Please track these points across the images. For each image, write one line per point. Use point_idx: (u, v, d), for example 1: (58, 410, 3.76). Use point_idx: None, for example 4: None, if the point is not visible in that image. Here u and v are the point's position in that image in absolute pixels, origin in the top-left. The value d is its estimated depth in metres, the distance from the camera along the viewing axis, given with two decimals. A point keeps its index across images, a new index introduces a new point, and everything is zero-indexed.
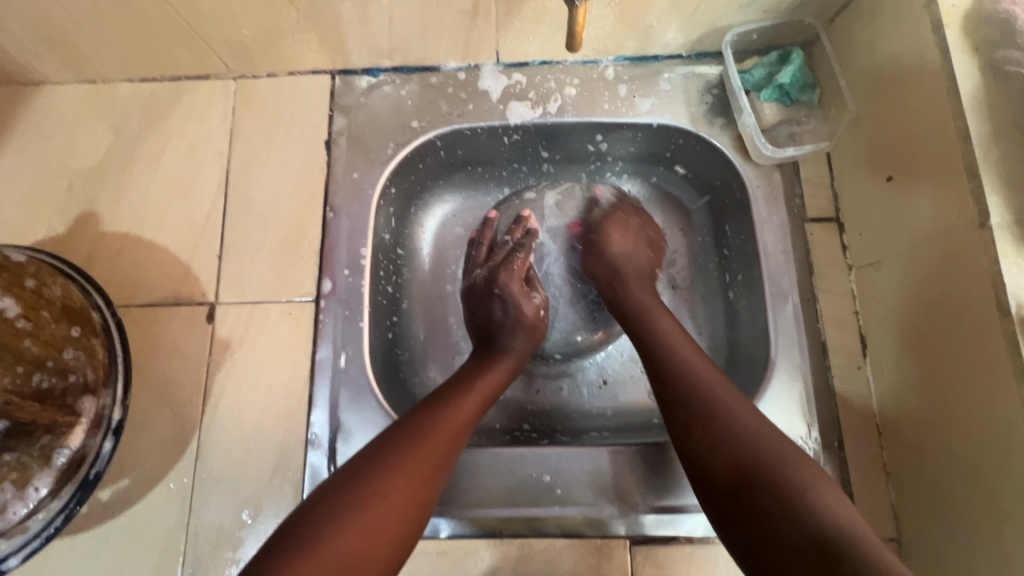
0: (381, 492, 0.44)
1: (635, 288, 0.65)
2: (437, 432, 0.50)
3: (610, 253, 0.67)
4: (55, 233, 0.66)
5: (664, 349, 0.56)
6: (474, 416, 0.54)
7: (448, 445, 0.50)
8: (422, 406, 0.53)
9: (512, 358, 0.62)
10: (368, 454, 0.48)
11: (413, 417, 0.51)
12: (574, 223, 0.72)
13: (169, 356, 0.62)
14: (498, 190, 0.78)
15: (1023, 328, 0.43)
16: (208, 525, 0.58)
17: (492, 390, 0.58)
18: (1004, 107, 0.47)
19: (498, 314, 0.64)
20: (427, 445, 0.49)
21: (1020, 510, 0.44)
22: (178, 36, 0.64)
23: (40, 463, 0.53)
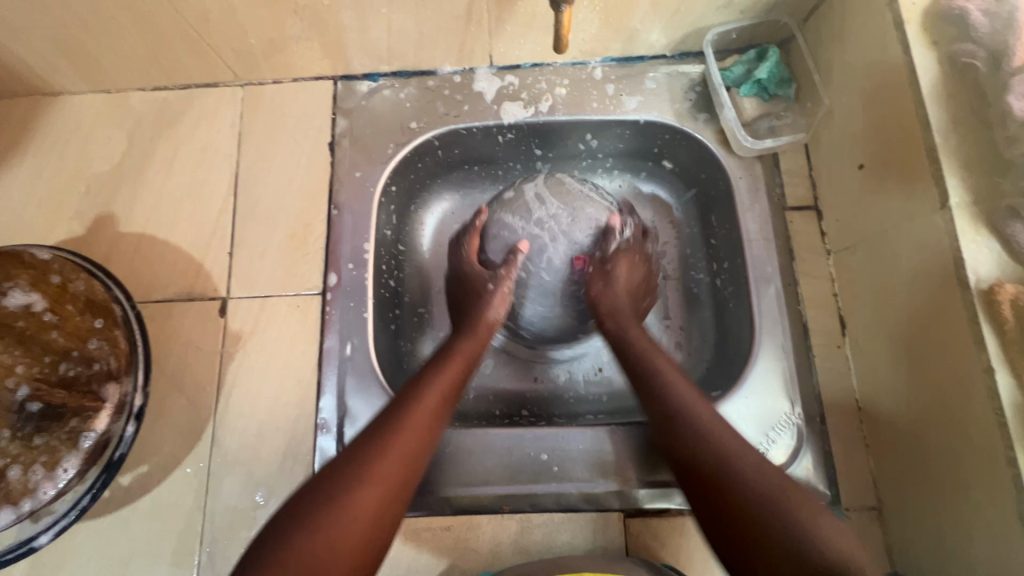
0: (355, 495, 0.46)
1: (630, 324, 0.64)
2: (399, 433, 0.51)
3: (622, 287, 0.67)
4: (74, 234, 0.70)
5: (666, 382, 0.56)
6: (438, 413, 0.55)
7: (417, 441, 0.52)
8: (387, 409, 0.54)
9: (471, 347, 0.63)
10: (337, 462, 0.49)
11: (376, 423, 0.53)
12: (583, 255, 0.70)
13: (185, 349, 0.66)
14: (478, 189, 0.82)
15: (981, 300, 0.46)
16: (225, 506, 0.61)
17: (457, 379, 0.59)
18: (961, 97, 0.51)
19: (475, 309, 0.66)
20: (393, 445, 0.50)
21: (981, 470, 0.47)
22: (190, 47, 0.68)
23: (68, 446, 0.55)
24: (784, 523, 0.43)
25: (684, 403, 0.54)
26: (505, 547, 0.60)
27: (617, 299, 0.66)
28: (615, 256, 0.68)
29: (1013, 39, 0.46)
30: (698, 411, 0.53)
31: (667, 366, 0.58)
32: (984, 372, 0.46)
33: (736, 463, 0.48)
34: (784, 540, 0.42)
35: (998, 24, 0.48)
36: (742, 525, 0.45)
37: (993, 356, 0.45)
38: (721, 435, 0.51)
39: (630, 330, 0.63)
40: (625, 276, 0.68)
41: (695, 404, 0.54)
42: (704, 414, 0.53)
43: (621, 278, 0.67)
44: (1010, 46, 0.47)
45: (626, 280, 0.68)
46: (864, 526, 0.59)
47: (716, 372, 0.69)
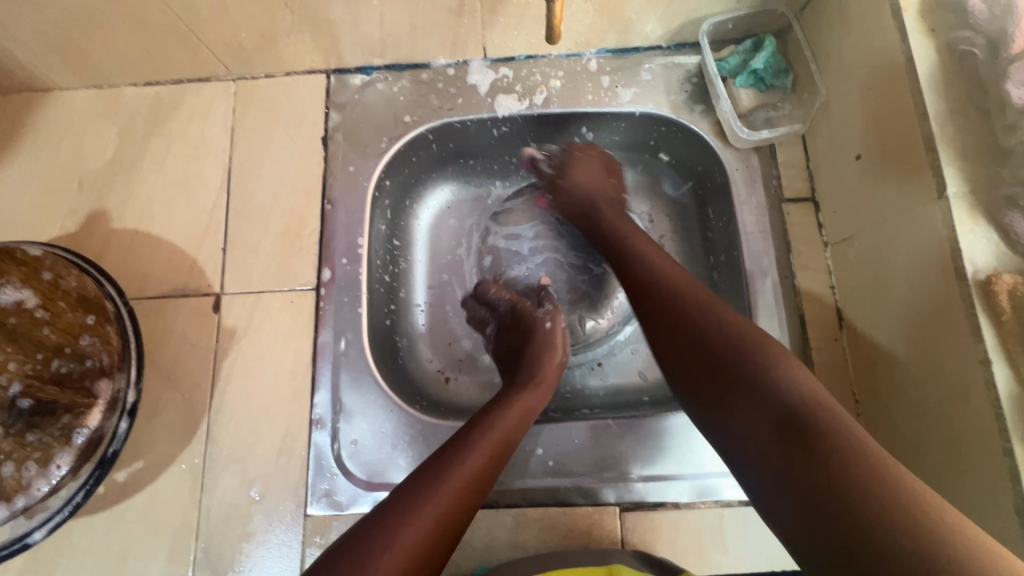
0: (418, 520, 0.44)
1: (607, 214, 0.69)
2: (439, 492, 0.46)
3: (582, 188, 0.71)
4: (68, 231, 0.70)
5: (632, 250, 0.62)
6: (483, 472, 0.50)
7: (483, 473, 0.50)
8: (453, 439, 0.52)
9: (523, 399, 0.59)
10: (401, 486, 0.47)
11: (414, 479, 0.48)
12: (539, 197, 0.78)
13: (179, 345, 0.66)
14: (473, 216, 0.81)
15: (979, 291, 0.46)
16: (220, 502, 0.61)
17: (526, 413, 0.58)
18: (959, 86, 0.50)
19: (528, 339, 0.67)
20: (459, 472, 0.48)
21: (978, 461, 0.46)
22: (181, 41, 0.67)
23: (61, 443, 0.55)
24: (814, 415, 0.41)
25: (701, 307, 0.52)
26: (500, 542, 0.59)
27: (588, 194, 0.71)
28: (565, 168, 0.73)
29: (1011, 25, 0.46)
30: (713, 311, 0.52)
31: (678, 274, 0.57)
32: (982, 364, 0.45)
33: (763, 360, 0.46)
34: (814, 430, 0.40)
35: (996, 11, 0.47)
36: (765, 419, 0.43)
37: (990, 348, 0.45)
38: (745, 335, 0.48)
39: (601, 214, 0.69)
40: (588, 172, 0.72)
41: (714, 306, 0.52)
42: (725, 316, 0.51)
43: (582, 172, 0.72)
44: (1009, 32, 0.46)
45: (592, 180, 0.72)
46: None
47: None
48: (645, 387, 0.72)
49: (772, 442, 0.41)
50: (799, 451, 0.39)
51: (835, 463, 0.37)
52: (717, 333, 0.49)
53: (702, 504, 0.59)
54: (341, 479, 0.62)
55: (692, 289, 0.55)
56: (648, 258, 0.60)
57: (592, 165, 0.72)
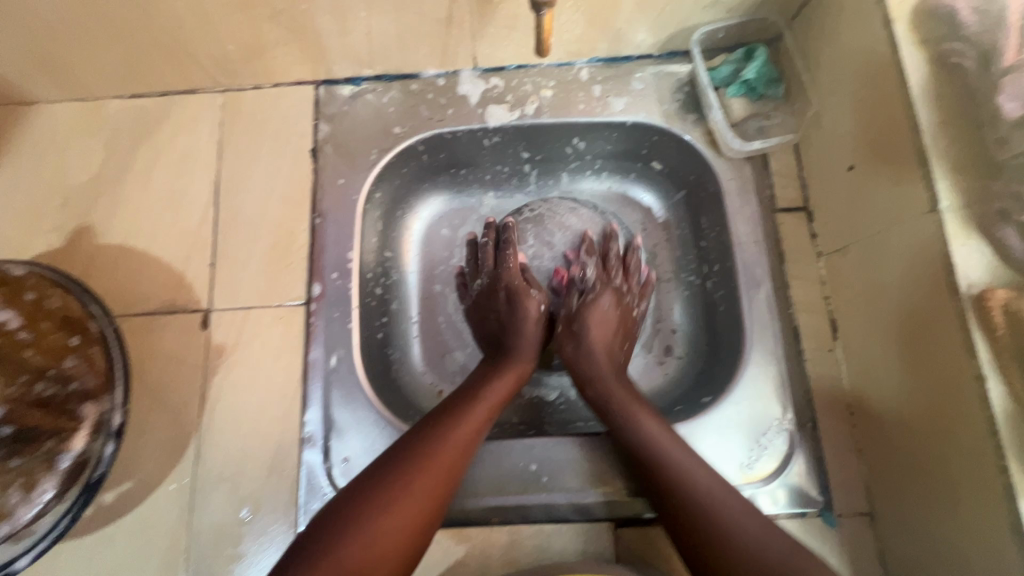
0: (398, 508, 0.49)
1: (611, 388, 0.62)
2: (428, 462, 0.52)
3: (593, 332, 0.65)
4: (53, 247, 0.69)
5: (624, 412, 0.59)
6: (469, 443, 0.55)
7: (457, 459, 0.54)
8: (425, 424, 0.56)
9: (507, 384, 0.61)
10: (378, 472, 0.51)
11: (403, 444, 0.53)
12: (558, 271, 0.73)
13: (167, 362, 0.65)
14: (472, 217, 0.81)
15: (972, 305, 0.46)
16: (210, 523, 0.60)
17: (504, 397, 0.61)
18: (951, 98, 0.50)
19: (504, 319, 0.67)
20: (434, 462, 0.52)
21: (973, 477, 0.46)
22: (166, 53, 0.66)
23: (45, 468, 0.55)
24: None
25: (712, 500, 0.51)
26: (494, 559, 0.59)
27: (592, 355, 0.64)
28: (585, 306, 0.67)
29: (1004, 37, 0.46)
30: (722, 503, 0.51)
31: (684, 454, 0.55)
32: (976, 379, 0.45)
33: (778, 564, 0.46)
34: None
35: (987, 20, 0.48)
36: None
37: (984, 363, 0.44)
38: (753, 532, 0.49)
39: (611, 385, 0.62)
40: (602, 318, 0.66)
41: (730, 502, 0.51)
42: (732, 507, 0.51)
43: (594, 327, 0.66)
44: (1000, 44, 0.46)
45: (600, 338, 0.65)
46: (858, 533, 0.58)
47: (706, 377, 0.68)
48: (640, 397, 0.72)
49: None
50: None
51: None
52: (731, 537, 0.49)
53: None
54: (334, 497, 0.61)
55: (709, 480, 0.53)
56: (637, 420, 0.58)
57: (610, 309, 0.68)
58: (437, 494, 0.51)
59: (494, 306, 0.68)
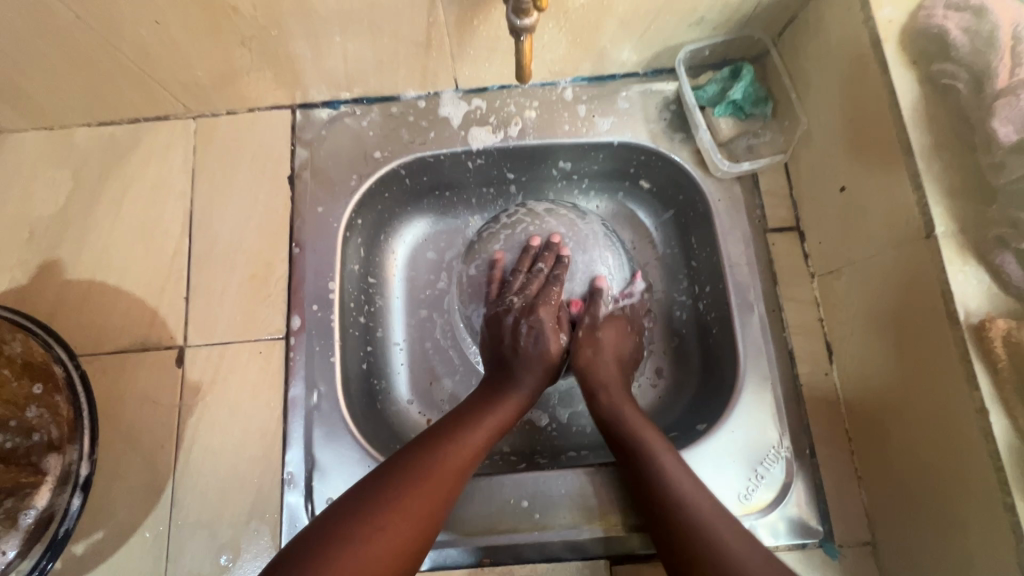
0: (386, 532, 0.46)
1: (623, 402, 0.61)
2: (423, 484, 0.50)
3: (606, 352, 0.65)
4: (18, 283, 0.66)
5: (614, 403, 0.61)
6: (465, 467, 0.53)
7: (449, 486, 0.51)
8: (414, 444, 0.53)
9: (515, 402, 0.60)
10: (363, 494, 0.48)
11: (397, 464, 0.51)
12: (577, 298, 0.70)
13: (139, 403, 0.62)
14: (508, 233, 0.72)
15: (972, 335, 0.44)
16: (187, 571, 0.58)
17: (502, 424, 0.58)
18: (943, 121, 0.48)
19: (523, 345, 0.64)
20: (424, 487, 0.50)
21: (978, 513, 0.44)
22: (133, 80, 0.64)
23: (8, 525, 0.55)
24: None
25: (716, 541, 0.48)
26: None
27: (605, 367, 0.64)
28: (604, 322, 0.67)
29: (996, 59, 0.45)
30: (717, 525, 0.49)
31: (682, 474, 0.53)
32: (977, 412, 0.43)
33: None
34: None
35: (978, 43, 0.46)
36: None
37: (986, 395, 0.43)
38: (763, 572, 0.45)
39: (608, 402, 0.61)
40: (608, 343, 0.66)
41: (723, 526, 0.49)
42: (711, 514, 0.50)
43: (608, 349, 0.66)
44: (993, 66, 0.45)
45: (612, 345, 0.66)
46: (860, 565, 0.56)
47: (702, 401, 0.66)
48: None
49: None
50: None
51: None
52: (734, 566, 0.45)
53: None
54: None
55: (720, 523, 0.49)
56: (623, 411, 0.60)
57: (625, 334, 0.68)
58: (430, 513, 0.49)
59: (514, 334, 0.64)
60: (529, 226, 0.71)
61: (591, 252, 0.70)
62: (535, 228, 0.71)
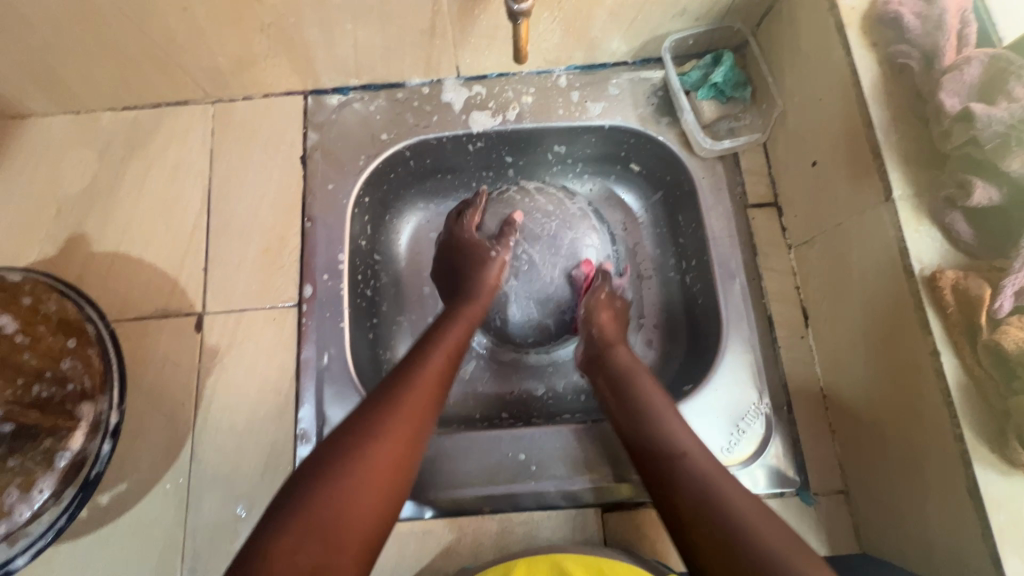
0: (370, 461, 0.47)
1: (640, 369, 0.62)
2: (389, 425, 0.50)
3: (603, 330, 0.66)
4: (46, 256, 0.70)
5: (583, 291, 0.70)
6: (429, 405, 0.54)
7: (417, 421, 0.52)
8: (376, 394, 0.53)
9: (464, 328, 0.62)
10: (333, 443, 0.49)
11: (360, 411, 0.51)
12: (588, 263, 0.72)
13: (161, 365, 0.66)
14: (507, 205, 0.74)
15: (925, 285, 0.49)
16: (206, 520, 0.61)
17: (457, 345, 0.60)
18: (899, 97, 0.54)
19: (462, 270, 0.68)
20: (398, 419, 0.51)
21: (933, 449, 0.49)
22: (158, 66, 0.68)
23: (43, 466, 0.58)
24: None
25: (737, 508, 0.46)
26: (487, 547, 0.60)
27: (608, 331, 0.66)
28: (601, 297, 0.68)
29: (943, 40, 0.50)
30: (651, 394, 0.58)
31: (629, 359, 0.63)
32: (931, 354, 0.48)
33: (705, 471, 0.49)
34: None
35: (929, 26, 0.51)
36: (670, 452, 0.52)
37: (938, 338, 0.48)
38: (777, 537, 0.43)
39: (615, 355, 0.63)
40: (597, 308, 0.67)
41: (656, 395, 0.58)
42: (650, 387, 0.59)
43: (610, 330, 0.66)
44: (941, 47, 0.50)
45: (609, 309, 0.68)
46: (834, 511, 0.60)
47: (688, 366, 0.71)
48: None
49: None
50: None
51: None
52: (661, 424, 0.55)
53: None
54: None
55: (738, 492, 0.47)
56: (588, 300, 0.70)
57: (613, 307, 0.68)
58: (403, 447, 0.50)
59: (455, 263, 0.69)
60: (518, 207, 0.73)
61: (581, 232, 0.73)
62: (533, 207, 0.73)
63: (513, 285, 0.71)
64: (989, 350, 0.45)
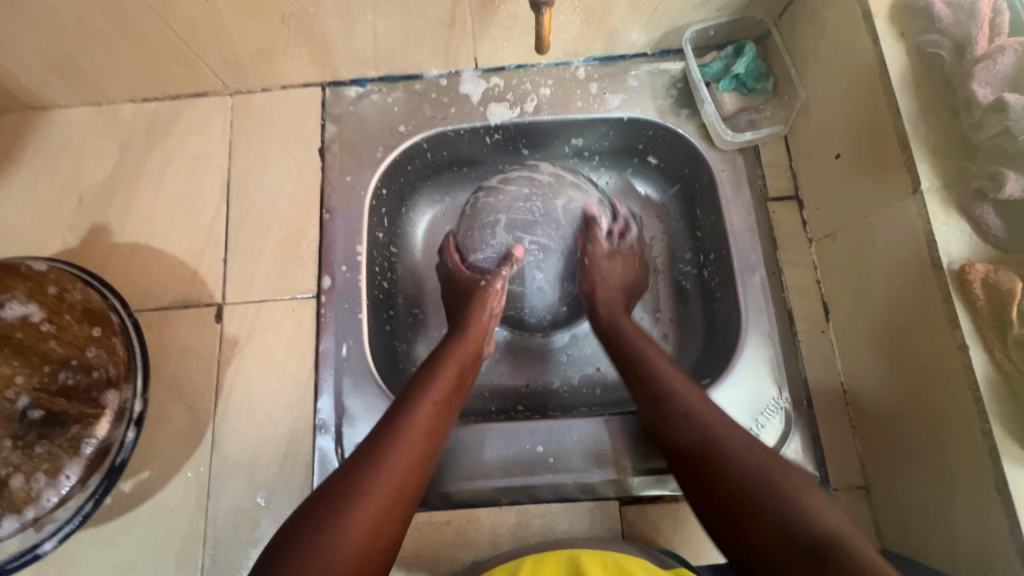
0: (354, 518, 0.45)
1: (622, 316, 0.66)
2: (378, 480, 0.47)
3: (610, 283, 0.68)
4: (68, 246, 0.71)
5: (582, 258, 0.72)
6: (418, 459, 0.50)
7: (407, 476, 0.49)
8: (365, 442, 0.50)
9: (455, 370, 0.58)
10: (322, 494, 0.46)
11: (350, 462, 0.49)
12: (575, 232, 0.70)
13: (182, 355, 0.67)
14: (492, 199, 0.70)
15: (954, 279, 0.48)
16: (227, 508, 0.62)
17: (450, 389, 0.57)
18: (927, 87, 0.53)
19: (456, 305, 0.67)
20: (386, 469, 0.48)
21: (960, 444, 0.48)
22: (178, 56, 0.69)
23: (69, 452, 0.59)
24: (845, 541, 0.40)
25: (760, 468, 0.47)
26: (505, 539, 0.61)
27: (611, 292, 0.68)
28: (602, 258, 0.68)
29: (975, 28, 0.49)
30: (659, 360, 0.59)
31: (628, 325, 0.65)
32: (960, 348, 0.47)
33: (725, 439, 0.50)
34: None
35: (960, 15, 0.50)
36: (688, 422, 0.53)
37: (966, 333, 0.47)
38: (764, 456, 0.48)
39: (608, 314, 0.66)
40: (610, 269, 0.69)
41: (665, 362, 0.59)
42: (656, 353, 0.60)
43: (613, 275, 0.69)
44: (973, 35, 0.49)
45: (619, 274, 0.69)
46: (853, 506, 0.60)
47: (705, 361, 0.70)
48: None
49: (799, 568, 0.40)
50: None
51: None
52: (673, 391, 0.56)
53: None
54: None
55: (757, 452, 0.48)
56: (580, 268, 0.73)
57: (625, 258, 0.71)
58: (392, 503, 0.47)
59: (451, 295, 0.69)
60: (497, 185, 0.72)
61: (562, 195, 0.70)
62: (517, 195, 0.70)
63: (539, 277, 0.69)
64: (1018, 343, 0.44)
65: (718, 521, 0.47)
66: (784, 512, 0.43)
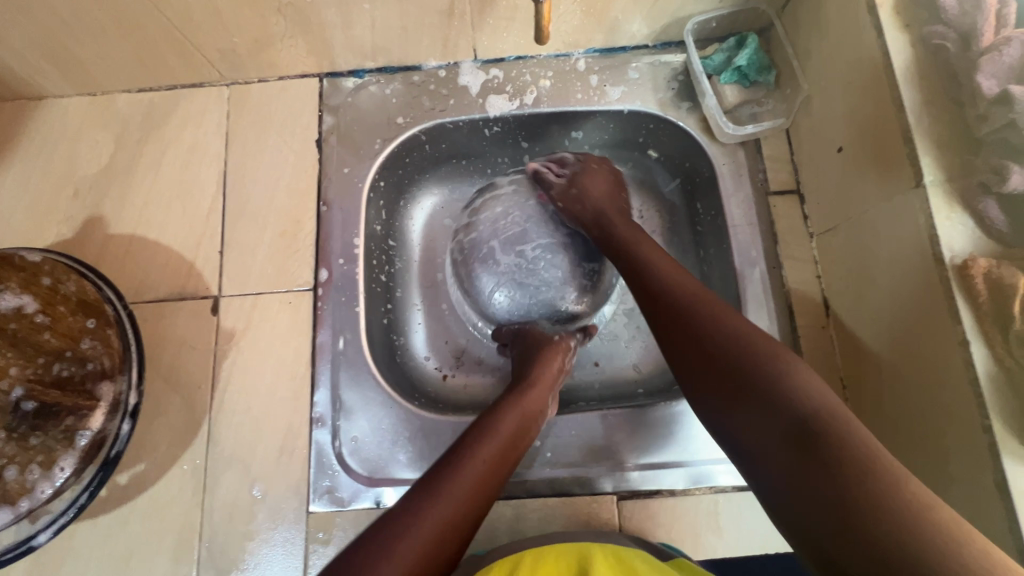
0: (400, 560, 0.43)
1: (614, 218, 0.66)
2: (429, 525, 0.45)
3: (595, 197, 0.68)
4: (64, 237, 0.70)
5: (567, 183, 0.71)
6: (472, 510, 0.48)
7: (460, 524, 0.47)
8: (421, 486, 0.49)
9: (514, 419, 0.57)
10: (372, 532, 0.45)
11: (403, 505, 0.47)
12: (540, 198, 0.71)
13: (178, 347, 0.66)
14: (478, 228, 0.71)
15: (956, 275, 0.48)
16: (223, 501, 0.62)
17: (509, 439, 0.55)
18: (931, 79, 0.52)
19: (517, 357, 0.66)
20: (438, 513, 0.46)
21: (961, 440, 0.48)
22: (173, 46, 0.68)
23: (64, 444, 0.56)
24: (858, 452, 0.38)
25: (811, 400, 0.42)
26: (502, 533, 0.60)
27: (599, 202, 0.68)
28: (580, 180, 0.69)
29: (981, 20, 0.48)
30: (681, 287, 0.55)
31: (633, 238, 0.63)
32: (960, 344, 0.47)
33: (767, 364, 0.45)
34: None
35: (966, 6, 0.49)
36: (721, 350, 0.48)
37: (967, 328, 0.47)
38: (757, 342, 0.47)
39: (612, 226, 0.65)
40: (596, 188, 0.69)
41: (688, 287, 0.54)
42: (679, 281, 0.56)
43: (595, 185, 0.69)
44: (978, 26, 0.49)
45: (601, 188, 0.69)
46: None
47: None
48: (640, 378, 0.74)
49: (784, 457, 0.41)
50: (818, 475, 0.39)
51: (887, 550, 0.34)
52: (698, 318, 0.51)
53: (697, 490, 0.61)
54: (343, 476, 0.63)
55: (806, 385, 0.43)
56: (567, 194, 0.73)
57: (603, 177, 0.70)
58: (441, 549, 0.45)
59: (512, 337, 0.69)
60: (480, 215, 0.72)
61: (510, 196, 0.72)
62: (496, 215, 0.70)
63: (550, 274, 0.69)
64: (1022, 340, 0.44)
65: (763, 454, 0.43)
66: (821, 442, 0.40)
